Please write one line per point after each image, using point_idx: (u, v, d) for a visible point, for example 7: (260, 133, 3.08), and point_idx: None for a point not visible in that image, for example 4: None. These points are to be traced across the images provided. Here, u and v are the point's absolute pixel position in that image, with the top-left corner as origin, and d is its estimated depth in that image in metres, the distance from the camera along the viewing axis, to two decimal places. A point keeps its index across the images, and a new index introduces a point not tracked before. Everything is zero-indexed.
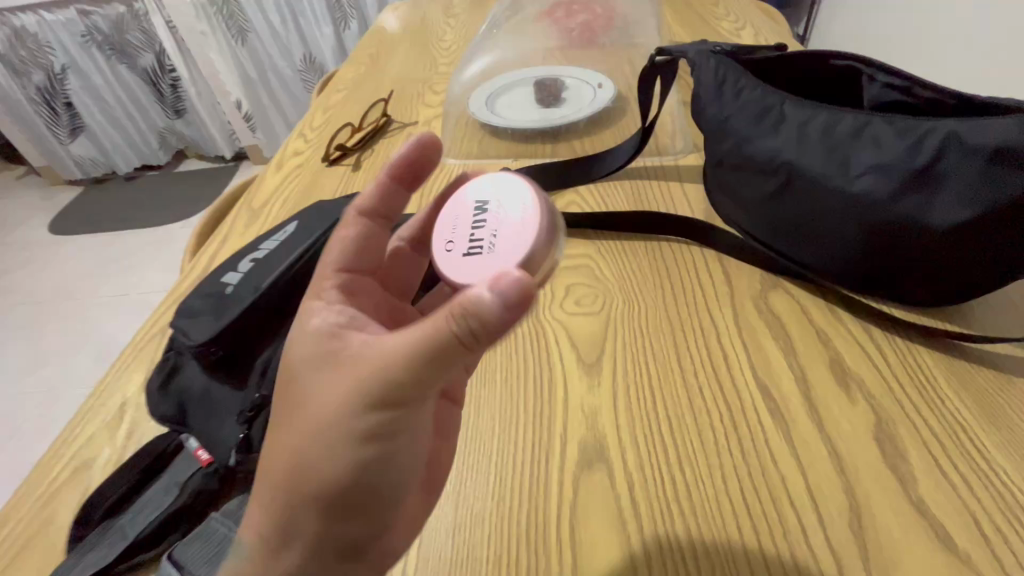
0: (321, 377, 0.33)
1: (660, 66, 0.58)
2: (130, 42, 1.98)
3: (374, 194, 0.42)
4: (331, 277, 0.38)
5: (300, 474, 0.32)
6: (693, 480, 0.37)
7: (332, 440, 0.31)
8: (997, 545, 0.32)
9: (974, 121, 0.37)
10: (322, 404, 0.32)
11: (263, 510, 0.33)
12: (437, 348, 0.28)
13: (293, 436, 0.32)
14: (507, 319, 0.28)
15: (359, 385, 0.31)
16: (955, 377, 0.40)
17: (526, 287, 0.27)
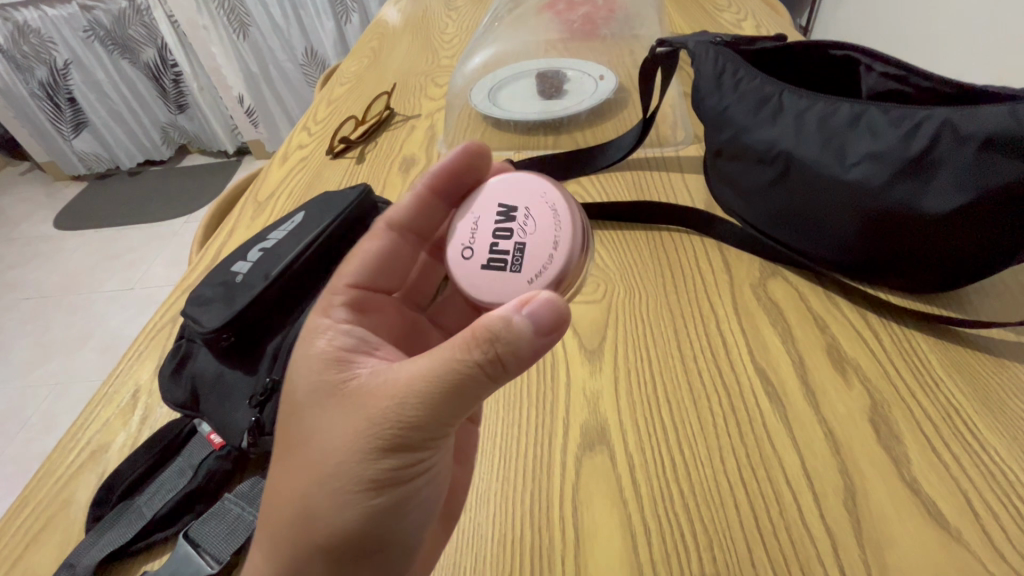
0: (325, 411, 0.33)
1: (660, 57, 0.59)
2: (132, 37, 1.98)
3: (404, 205, 0.44)
4: (341, 290, 0.40)
5: (309, 518, 0.32)
6: (693, 461, 0.38)
7: (342, 477, 0.31)
8: (987, 522, 0.33)
9: (967, 109, 0.38)
10: (329, 439, 0.32)
11: (272, 550, 0.33)
12: (458, 375, 0.30)
13: (301, 474, 0.32)
14: (536, 343, 0.30)
15: (371, 416, 0.31)
16: (949, 360, 0.41)
17: (558, 308, 0.30)
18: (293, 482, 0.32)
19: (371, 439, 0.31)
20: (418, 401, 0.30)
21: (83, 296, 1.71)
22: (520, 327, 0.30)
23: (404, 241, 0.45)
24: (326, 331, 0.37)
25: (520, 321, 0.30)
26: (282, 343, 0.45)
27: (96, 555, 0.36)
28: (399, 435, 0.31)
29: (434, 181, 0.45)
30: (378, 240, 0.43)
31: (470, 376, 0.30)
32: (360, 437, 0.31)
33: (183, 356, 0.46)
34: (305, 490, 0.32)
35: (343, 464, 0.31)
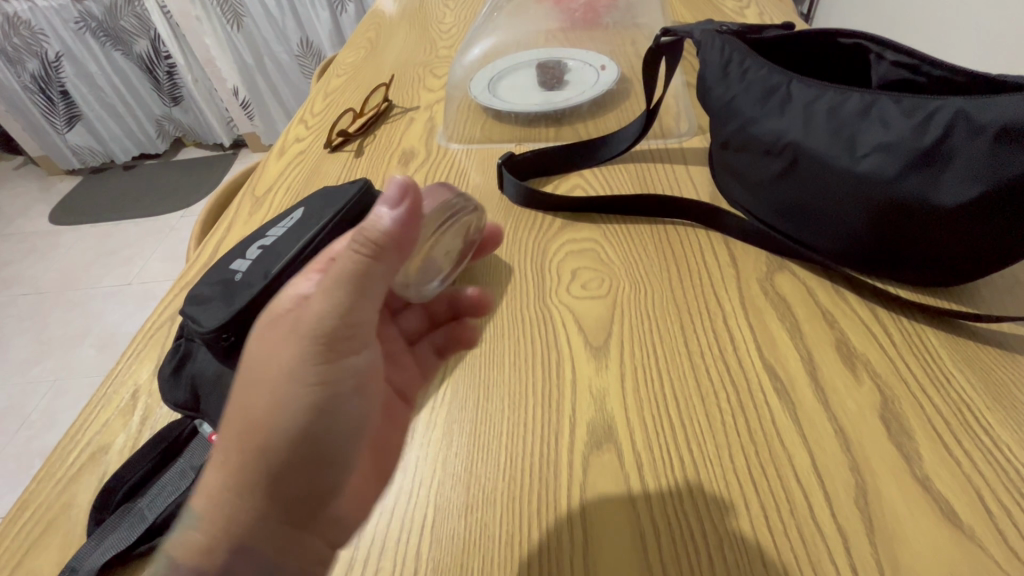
0: (266, 340, 0.34)
1: (665, 46, 0.57)
2: (125, 28, 1.95)
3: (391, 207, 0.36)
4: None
5: (255, 429, 0.32)
6: (702, 460, 0.37)
7: (284, 386, 0.32)
8: (1000, 519, 0.32)
9: (981, 99, 0.37)
10: (269, 360, 0.33)
11: (221, 471, 0.32)
12: (352, 271, 0.31)
13: (251, 391, 0.33)
14: (401, 230, 0.31)
15: (305, 332, 0.32)
16: (959, 354, 0.40)
17: (413, 196, 0.31)
18: (237, 411, 0.33)
19: (306, 353, 0.32)
20: (334, 300, 0.31)
21: (79, 292, 1.70)
22: (381, 217, 0.30)
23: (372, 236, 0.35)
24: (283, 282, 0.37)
25: (381, 213, 0.31)
26: None
27: (99, 558, 0.36)
28: (326, 343, 0.32)
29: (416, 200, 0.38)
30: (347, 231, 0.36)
31: (358, 269, 0.31)
32: (298, 354, 0.32)
33: (183, 356, 0.46)
34: (246, 415, 0.32)
35: (284, 382, 0.33)
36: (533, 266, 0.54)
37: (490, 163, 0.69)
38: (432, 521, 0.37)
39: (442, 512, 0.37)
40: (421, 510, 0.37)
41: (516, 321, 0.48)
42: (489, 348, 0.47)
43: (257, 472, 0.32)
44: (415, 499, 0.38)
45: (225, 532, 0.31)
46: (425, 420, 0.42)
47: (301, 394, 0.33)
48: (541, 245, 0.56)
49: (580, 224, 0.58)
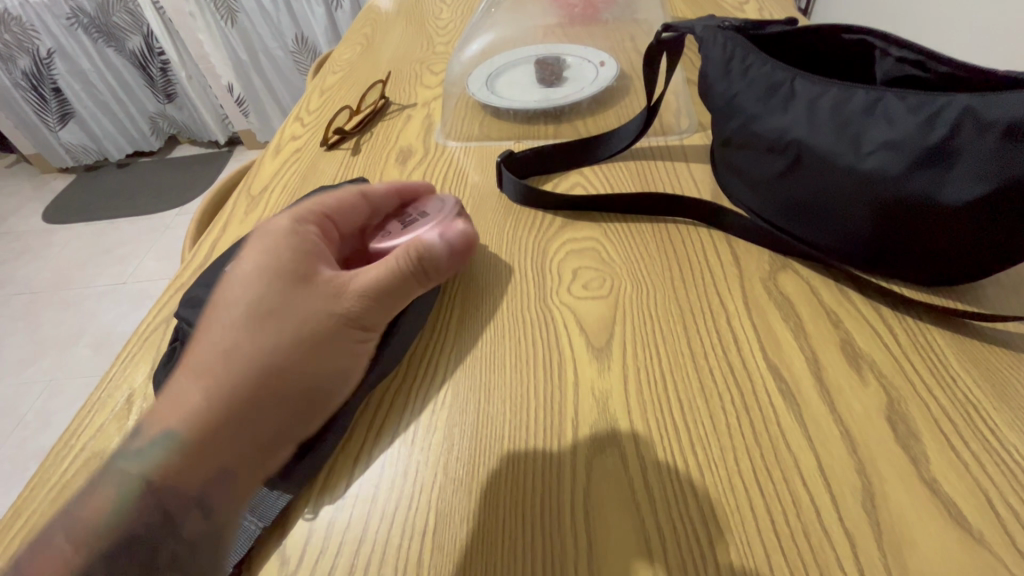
0: (286, 288, 0.36)
1: (666, 42, 0.57)
2: (117, 25, 1.93)
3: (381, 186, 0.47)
4: (278, 219, 0.40)
5: (270, 366, 0.34)
6: (706, 463, 0.37)
7: (305, 338, 0.35)
8: (1009, 522, 0.32)
9: (989, 95, 0.36)
10: (298, 311, 0.36)
11: (217, 391, 0.32)
12: (402, 277, 0.38)
13: (269, 329, 0.34)
14: (451, 265, 0.40)
15: (343, 304, 0.37)
16: (965, 355, 0.40)
17: (470, 238, 0.41)
18: (246, 333, 0.34)
19: (334, 318, 0.37)
20: (375, 292, 0.38)
21: (74, 291, 1.69)
22: (438, 249, 0.39)
23: (361, 208, 0.45)
24: (287, 229, 0.39)
25: (439, 244, 0.39)
26: None
27: None
28: (350, 320, 0.37)
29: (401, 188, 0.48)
30: (343, 194, 0.44)
31: (405, 279, 0.38)
32: (326, 316, 0.36)
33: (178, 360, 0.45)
34: (255, 348, 0.34)
35: (297, 335, 0.35)
36: (534, 266, 0.53)
37: (489, 161, 0.68)
38: (434, 527, 0.36)
39: (443, 517, 0.37)
40: (422, 515, 0.37)
41: (517, 321, 0.48)
42: (490, 350, 0.46)
43: (253, 406, 0.32)
44: (416, 504, 0.37)
45: (212, 455, 0.31)
46: (426, 424, 0.42)
47: (312, 352, 0.35)
48: (541, 245, 0.55)
49: (581, 223, 0.57)
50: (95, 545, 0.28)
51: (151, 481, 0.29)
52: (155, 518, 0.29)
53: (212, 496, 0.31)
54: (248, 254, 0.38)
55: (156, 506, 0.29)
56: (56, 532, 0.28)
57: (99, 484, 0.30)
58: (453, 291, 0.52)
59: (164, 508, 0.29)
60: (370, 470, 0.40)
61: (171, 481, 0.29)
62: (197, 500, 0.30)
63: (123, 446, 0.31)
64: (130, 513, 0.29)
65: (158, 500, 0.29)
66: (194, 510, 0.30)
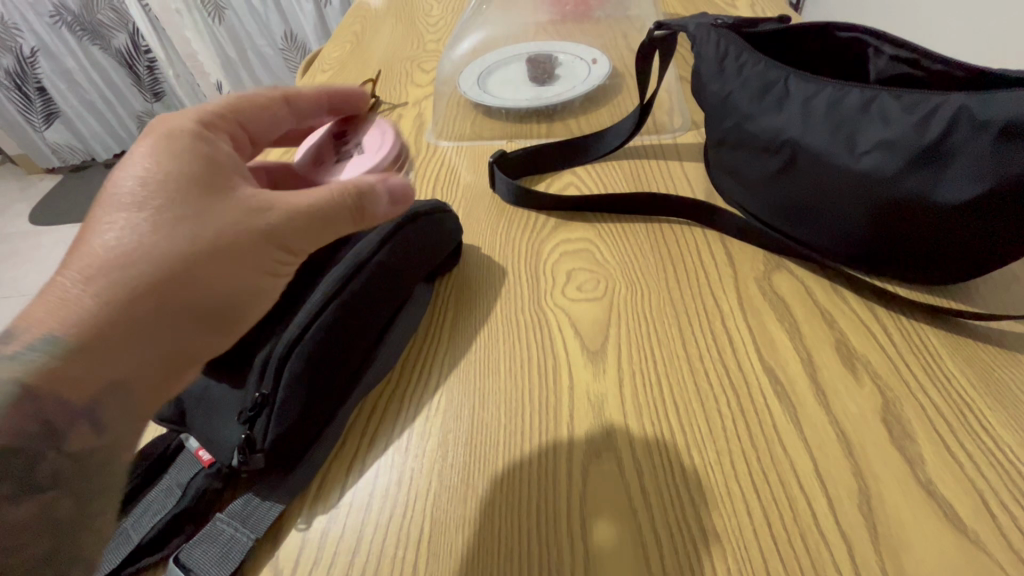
0: (190, 199, 0.33)
1: (659, 40, 0.56)
2: (102, 22, 1.90)
3: (309, 90, 0.47)
4: (184, 121, 0.38)
5: (175, 276, 0.32)
6: (702, 467, 0.37)
7: (220, 251, 0.33)
8: (1005, 523, 0.32)
9: (984, 95, 0.36)
10: (212, 222, 0.33)
11: (109, 297, 0.30)
12: (330, 210, 0.37)
13: (179, 238, 0.32)
14: (392, 211, 0.40)
15: (260, 220, 0.35)
16: (959, 355, 0.40)
17: (409, 190, 0.41)
18: (143, 238, 0.32)
19: (249, 233, 0.34)
20: (303, 219, 0.36)
21: None
22: (380, 191, 0.39)
23: (284, 114, 0.45)
24: (196, 135, 0.37)
25: (381, 187, 0.39)
26: (271, 354, 0.39)
27: None
28: (273, 237, 0.35)
29: (331, 92, 0.50)
30: (264, 95, 0.44)
31: (339, 211, 0.37)
32: (240, 230, 0.34)
33: None
34: (150, 255, 0.31)
35: (197, 245, 0.32)
36: (528, 268, 0.52)
37: (481, 161, 0.67)
38: (428, 535, 0.36)
39: (438, 525, 0.36)
40: (417, 525, 0.36)
41: (510, 324, 0.47)
42: (484, 354, 0.46)
43: (148, 321, 0.31)
44: (411, 512, 0.37)
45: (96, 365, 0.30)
46: (420, 431, 0.41)
47: (218, 268, 0.33)
48: (535, 246, 0.55)
49: (575, 223, 0.57)
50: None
51: (32, 384, 0.28)
52: (35, 428, 0.28)
53: (104, 406, 0.30)
54: (153, 150, 0.35)
55: (38, 415, 0.28)
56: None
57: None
58: (445, 295, 0.51)
59: (47, 421, 0.28)
60: (364, 477, 0.39)
61: (54, 386, 0.29)
62: (86, 410, 0.30)
63: (1, 349, 0.29)
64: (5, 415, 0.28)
65: (42, 403, 0.29)
66: (84, 421, 0.30)
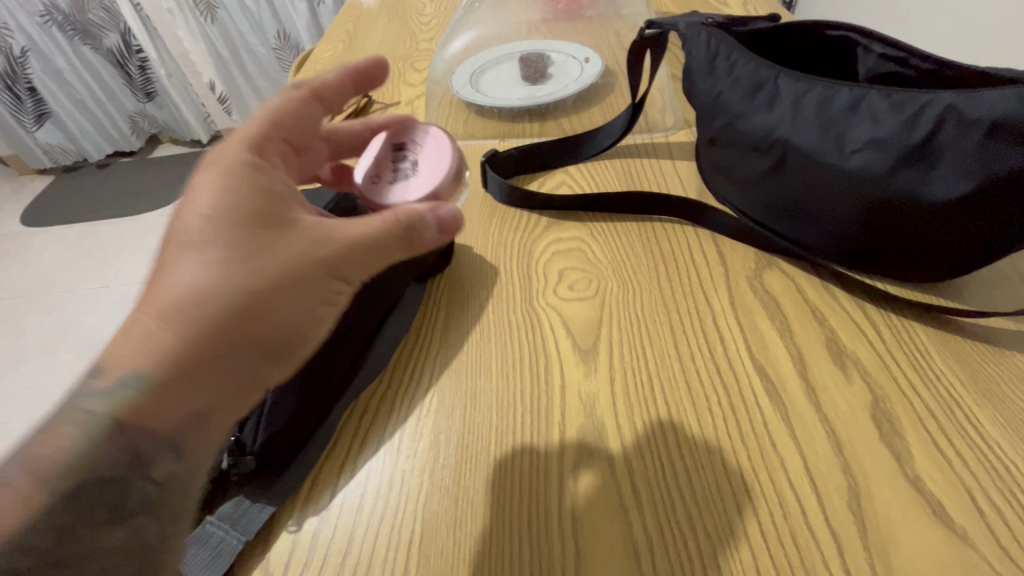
0: (253, 234, 0.33)
1: (649, 39, 0.56)
2: (93, 22, 1.89)
3: (332, 76, 0.45)
4: (236, 148, 0.37)
5: (245, 315, 0.32)
6: (693, 465, 0.37)
7: (287, 289, 0.33)
8: (992, 519, 0.32)
9: (972, 93, 0.36)
10: (276, 257, 0.33)
11: (182, 339, 0.30)
12: (387, 240, 0.36)
13: (248, 276, 0.32)
14: (443, 240, 0.39)
15: (321, 252, 0.34)
16: (948, 351, 0.40)
17: (457, 218, 0.40)
18: (213, 276, 0.31)
19: (312, 266, 0.34)
20: (360, 251, 0.35)
21: (56, 295, 1.66)
22: (429, 222, 0.38)
23: (317, 114, 0.44)
24: (250, 164, 0.36)
25: (431, 219, 0.38)
26: None
27: None
28: (332, 270, 0.34)
29: (353, 74, 0.47)
30: (296, 98, 0.42)
31: (394, 241, 0.36)
32: (305, 263, 0.33)
33: None
34: (221, 294, 0.31)
35: (264, 283, 0.32)
36: (520, 268, 0.52)
37: (474, 160, 0.67)
38: (420, 536, 0.36)
39: (429, 526, 0.36)
40: (408, 526, 0.36)
41: (501, 324, 0.47)
42: (475, 354, 0.46)
43: (220, 360, 0.31)
44: (402, 513, 0.37)
45: (173, 405, 0.30)
46: (411, 431, 0.41)
47: (285, 303, 0.33)
48: (527, 246, 0.55)
49: (567, 223, 0.57)
50: (57, 483, 0.27)
51: (120, 420, 0.29)
52: (123, 456, 0.29)
53: (183, 440, 0.30)
54: (214, 181, 0.34)
55: (124, 447, 0.29)
56: (13, 466, 0.28)
57: (61, 420, 0.29)
58: (437, 295, 0.51)
59: (136, 449, 0.30)
60: (355, 479, 0.39)
61: (140, 421, 0.29)
62: (166, 441, 0.30)
63: (87, 385, 0.30)
64: (98, 449, 0.29)
65: (129, 438, 0.30)
66: (166, 452, 0.30)
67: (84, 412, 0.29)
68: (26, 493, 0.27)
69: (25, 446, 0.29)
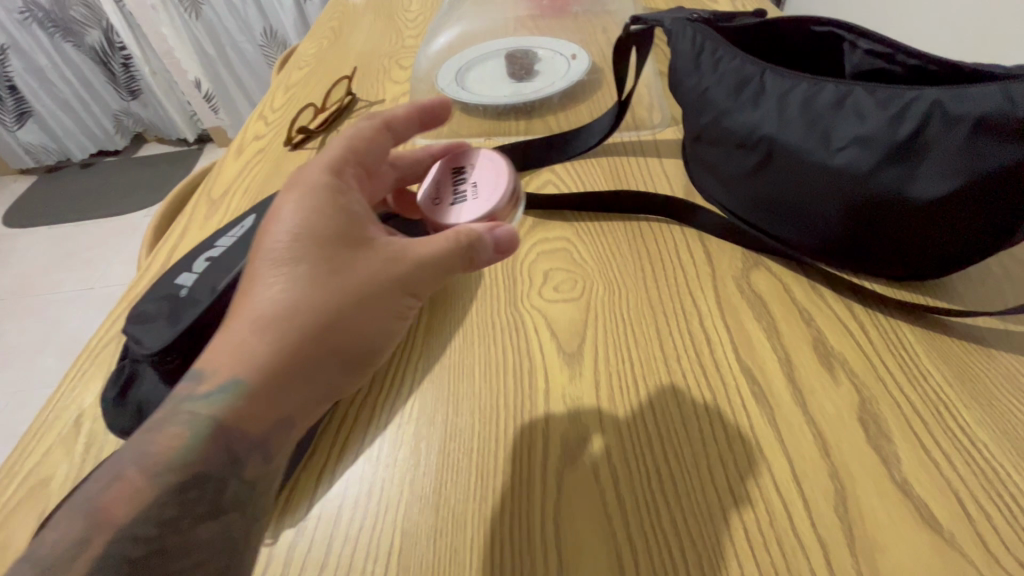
0: (338, 252, 0.36)
1: (635, 35, 0.55)
2: (74, 19, 1.85)
3: (401, 111, 0.46)
4: (318, 169, 0.39)
5: (332, 329, 0.35)
6: (679, 471, 0.36)
7: (369, 304, 0.36)
8: (980, 524, 0.32)
9: (959, 89, 0.36)
10: (359, 276, 0.36)
11: (278, 350, 0.33)
12: (453, 261, 0.38)
13: (335, 292, 0.35)
14: (497, 258, 0.41)
15: (398, 270, 0.37)
16: (935, 351, 0.40)
17: (513, 239, 0.41)
18: (302, 293, 0.34)
19: (386, 283, 0.37)
20: (430, 269, 0.38)
21: (39, 297, 1.63)
22: (488, 242, 0.40)
23: (386, 141, 0.45)
24: (332, 186, 0.38)
25: (489, 239, 0.40)
26: None
27: None
28: (406, 286, 0.38)
29: (421, 111, 0.47)
30: (370, 126, 0.44)
31: (459, 260, 0.39)
32: (383, 281, 0.37)
33: (128, 378, 0.43)
34: (310, 311, 0.34)
35: (348, 299, 0.35)
36: (506, 268, 0.52)
37: None
38: (399, 547, 0.35)
39: (409, 537, 0.35)
40: (388, 537, 0.35)
41: (485, 327, 0.46)
42: (458, 358, 0.45)
43: (309, 369, 0.34)
44: (382, 523, 0.36)
45: (266, 410, 0.33)
46: (392, 438, 0.40)
47: (367, 317, 0.36)
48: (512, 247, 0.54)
49: (553, 223, 0.56)
50: (169, 478, 0.29)
51: (221, 423, 0.31)
52: (223, 457, 0.31)
53: (273, 442, 0.33)
54: (301, 200, 0.36)
55: (223, 449, 0.31)
56: (126, 462, 0.30)
57: (168, 420, 0.31)
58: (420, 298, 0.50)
59: (233, 452, 0.32)
60: (335, 488, 0.38)
61: (239, 424, 0.32)
62: (257, 444, 0.33)
63: (187, 389, 0.32)
64: (199, 452, 0.31)
65: (226, 443, 0.32)
66: (257, 455, 0.32)
67: (188, 415, 0.31)
68: (141, 486, 0.29)
69: (132, 448, 0.31)
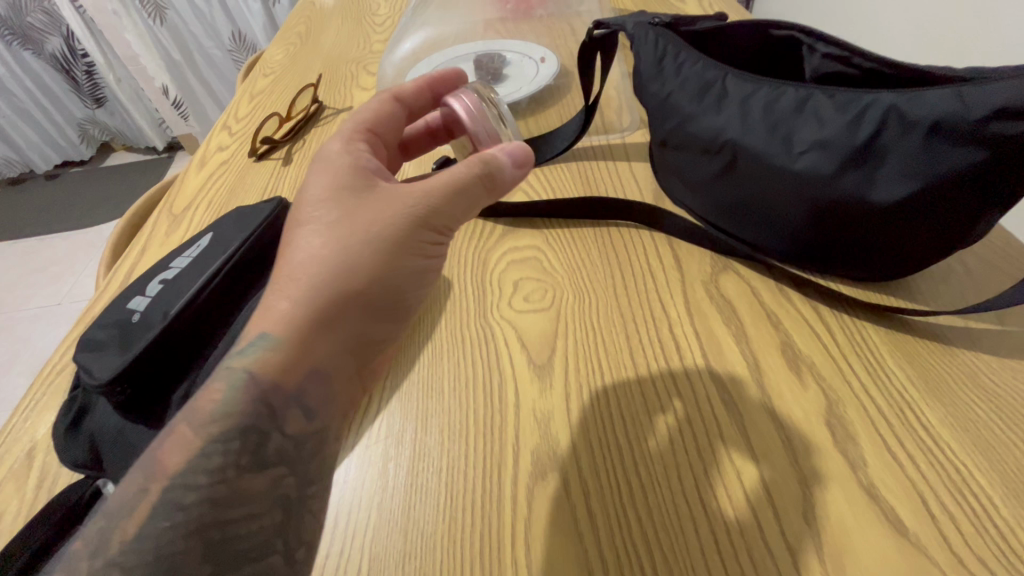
0: (359, 204, 0.37)
1: (599, 40, 0.54)
2: (32, 25, 1.78)
3: (410, 84, 0.46)
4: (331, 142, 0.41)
5: (369, 274, 0.36)
6: (649, 482, 0.36)
7: (395, 247, 0.37)
8: (945, 525, 0.32)
9: (914, 92, 0.36)
10: (382, 220, 0.36)
11: (317, 299, 0.34)
12: (471, 184, 0.38)
13: (361, 239, 0.36)
14: (518, 175, 0.40)
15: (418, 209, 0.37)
16: (900, 352, 0.40)
17: (527, 149, 0.41)
18: (333, 244, 0.35)
19: (410, 221, 0.37)
20: (444, 197, 0.38)
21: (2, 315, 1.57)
22: (501, 160, 0.39)
23: (398, 115, 0.45)
24: (340, 152, 0.39)
25: (504, 159, 0.39)
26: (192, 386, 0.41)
27: None
28: (430, 222, 0.38)
29: (431, 82, 0.47)
30: (376, 102, 0.45)
31: (475, 184, 0.39)
32: (409, 223, 0.37)
33: (79, 411, 0.42)
34: (343, 261, 0.35)
35: (377, 245, 0.36)
36: (474, 281, 0.51)
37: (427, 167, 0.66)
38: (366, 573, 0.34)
39: (377, 562, 0.34)
40: (355, 563, 0.34)
41: (452, 342, 0.46)
42: (427, 373, 0.44)
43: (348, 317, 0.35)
44: (349, 549, 0.35)
45: (301, 364, 0.33)
46: (360, 460, 0.39)
47: (399, 261, 0.37)
48: (482, 256, 0.53)
49: (523, 230, 0.55)
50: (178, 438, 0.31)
51: (257, 374, 0.32)
52: (261, 408, 0.32)
53: (309, 393, 0.34)
54: (319, 173, 0.38)
55: (261, 403, 0.32)
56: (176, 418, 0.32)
57: (215, 377, 0.33)
58: None
59: (270, 404, 0.32)
60: None
61: (273, 375, 0.33)
62: (296, 396, 0.33)
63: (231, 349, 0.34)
64: (240, 402, 0.32)
65: (263, 394, 0.32)
66: (296, 410, 0.33)
67: (228, 370, 0.33)
68: (177, 444, 0.31)
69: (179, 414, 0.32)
